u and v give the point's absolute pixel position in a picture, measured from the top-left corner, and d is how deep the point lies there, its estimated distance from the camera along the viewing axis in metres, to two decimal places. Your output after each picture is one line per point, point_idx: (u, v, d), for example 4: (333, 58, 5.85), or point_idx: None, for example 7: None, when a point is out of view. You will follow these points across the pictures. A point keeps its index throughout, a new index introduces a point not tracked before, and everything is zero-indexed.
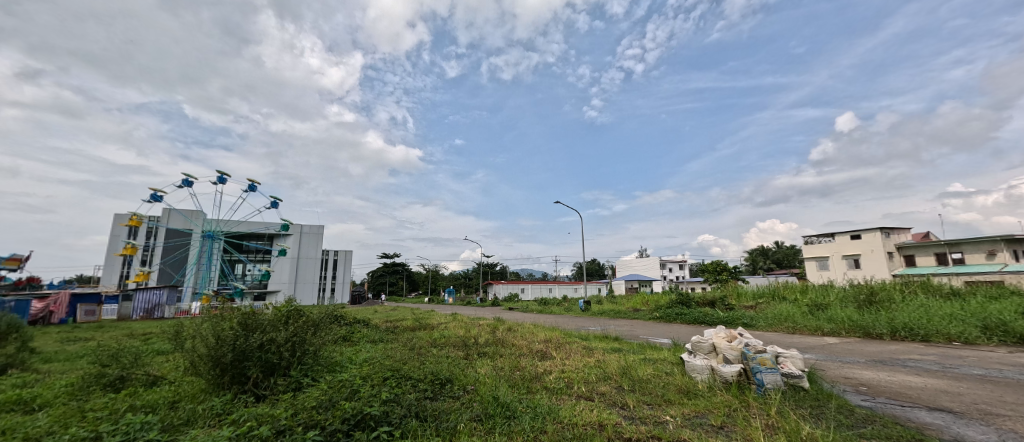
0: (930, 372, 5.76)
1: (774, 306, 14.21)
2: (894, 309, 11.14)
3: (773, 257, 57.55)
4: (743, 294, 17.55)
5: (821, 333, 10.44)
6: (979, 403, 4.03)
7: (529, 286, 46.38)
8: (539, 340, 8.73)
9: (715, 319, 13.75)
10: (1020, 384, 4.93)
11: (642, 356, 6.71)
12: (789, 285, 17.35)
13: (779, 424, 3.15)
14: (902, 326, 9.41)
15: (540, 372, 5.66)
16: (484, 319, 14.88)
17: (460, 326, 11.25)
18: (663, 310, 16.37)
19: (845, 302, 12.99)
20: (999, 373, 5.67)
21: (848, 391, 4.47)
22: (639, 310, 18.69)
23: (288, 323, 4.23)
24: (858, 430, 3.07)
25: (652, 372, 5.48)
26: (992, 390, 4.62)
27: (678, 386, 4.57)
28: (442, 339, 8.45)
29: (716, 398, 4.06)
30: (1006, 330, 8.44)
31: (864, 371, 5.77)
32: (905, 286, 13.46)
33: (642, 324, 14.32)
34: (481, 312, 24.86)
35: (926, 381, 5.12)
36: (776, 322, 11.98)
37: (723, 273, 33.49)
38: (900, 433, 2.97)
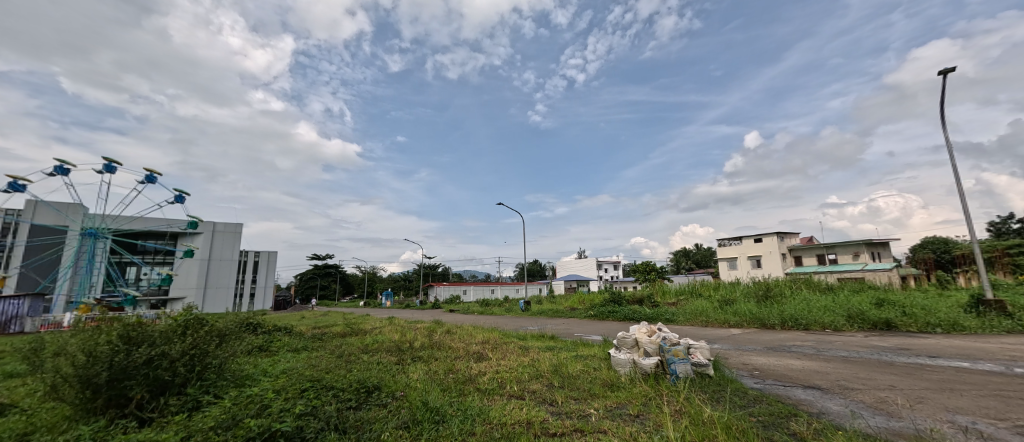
0: (808, 356, 6.77)
1: (692, 302, 15.69)
2: (785, 303, 12.93)
3: (693, 258, 63.59)
4: (667, 292, 19.12)
5: (728, 326, 11.75)
6: (840, 380, 4.82)
7: (470, 287, 46.07)
8: (476, 341, 8.73)
9: (642, 315, 14.81)
10: (870, 363, 6.00)
11: (574, 353, 7.02)
12: (705, 283, 19.26)
13: (686, 410, 3.48)
14: (790, 317, 10.93)
15: (474, 374, 5.66)
16: (423, 322, 14.46)
17: (397, 330, 10.83)
18: (597, 308, 17.27)
19: (748, 297, 14.78)
20: (857, 354, 6.84)
21: (744, 376, 5.08)
22: (575, 309, 19.51)
23: (185, 334, 3.76)
24: (749, 409, 3.50)
25: (581, 368, 5.75)
26: (851, 368, 5.56)
27: (603, 380, 4.85)
28: (375, 344, 8.07)
29: (635, 389, 4.37)
30: (863, 318, 10.21)
31: (759, 358, 6.60)
32: (793, 282, 15.69)
33: (577, 322, 14.99)
34: (420, 315, 24.18)
35: (804, 364, 6.02)
36: (692, 317, 13.26)
37: (651, 273, 36.21)
38: (780, 409, 3.44)
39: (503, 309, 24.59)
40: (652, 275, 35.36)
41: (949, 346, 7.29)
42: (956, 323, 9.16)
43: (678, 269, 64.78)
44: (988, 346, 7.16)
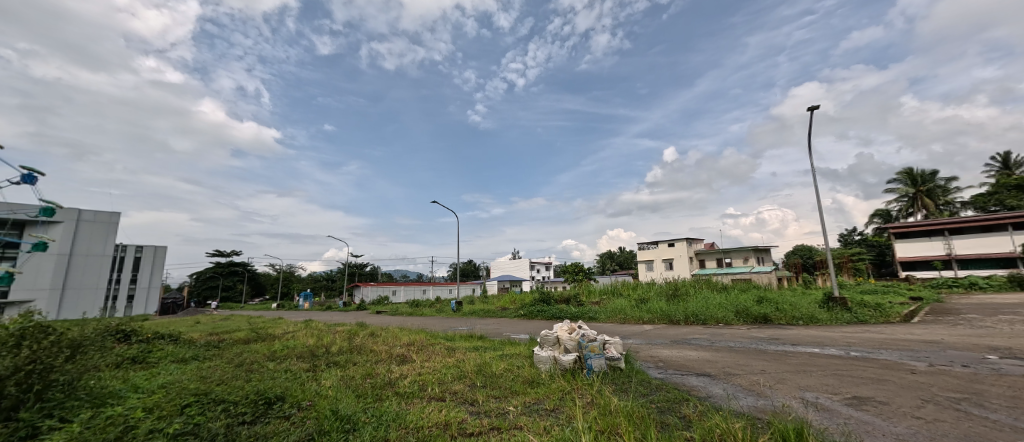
0: (703, 348, 7.68)
1: (614, 301, 16.83)
2: (689, 300, 14.51)
3: (617, 260, 68.29)
4: (592, 291, 20.30)
5: (643, 323, 12.82)
6: (726, 367, 5.54)
7: (400, 287, 44.24)
8: (401, 343, 8.39)
9: (569, 314, 15.50)
10: (750, 351, 7.00)
11: (500, 352, 7.10)
12: (625, 283, 20.81)
13: (596, 401, 3.71)
14: (693, 313, 12.29)
15: (394, 377, 5.43)
16: (345, 325, 13.51)
17: (313, 334, 9.95)
18: (527, 308, 17.69)
19: (660, 296, 16.30)
20: (741, 344, 7.94)
21: (649, 367, 5.59)
22: (506, 309, 19.79)
23: (19, 346, 3.07)
24: (651, 397, 3.84)
25: (505, 367, 5.84)
26: (735, 357, 6.42)
27: (525, 377, 4.98)
28: (284, 351, 7.32)
29: (553, 385, 4.55)
30: (747, 313, 11.89)
31: (665, 351, 7.33)
32: (697, 283, 17.65)
33: (507, 322, 15.20)
34: (342, 317, 22.57)
35: (699, 354, 6.82)
36: (613, 314, 14.23)
37: (579, 273, 38.17)
38: (674, 395, 3.84)
39: (433, 309, 24.03)
40: (579, 276, 37.31)
41: (808, 335, 8.81)
42: (813, 316, 11.11)
43: (603, 270, 69.32)
44: (833, 335, 8.81)
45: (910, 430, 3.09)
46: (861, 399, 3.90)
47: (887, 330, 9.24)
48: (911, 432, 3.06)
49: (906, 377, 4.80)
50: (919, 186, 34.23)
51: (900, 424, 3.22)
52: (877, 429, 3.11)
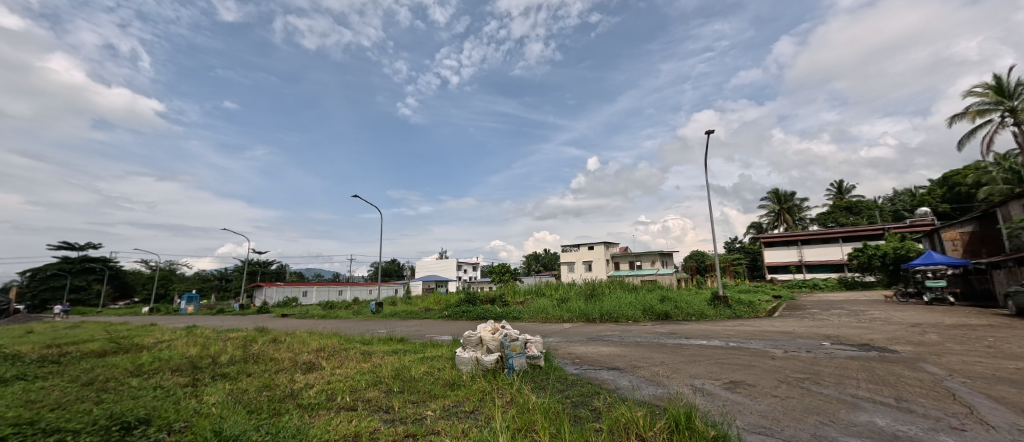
0: (615, 343, 8.28)
1: (537, 301, 17.33)
2: (604, 300, 15.58)
3: (542, 261, 70.83)
4: (516, 291, 20.69)
5: (562, 321, 13.41)
6: (633, 360, 6.00)
7: (312, 288, 40.53)
8: (309, 349, 7.64)
9: (493, 314, 15.58)
10: (653, 344, 7.71)
11: (421, 355, 6.84)
12: (549, 284, 21.61)
13: (515, 400, 3.73)
14: (607, 311, 13.16)
15: (297, 387, 4.89)
16: (240, 331, 11.90)
17: (197, 343, 8.55)
18: (452, 309, 17.37)
19: (579, 295, 17.23)
20: (645, 339, 8.73)
21: (566, 364, 5.83)
22: (430, 310, 19.25)
23: None
24: (565, 392, 3.97)
25: (425, 370, 5.62)
26: (641, 350, 7.00)
27: (444, 380, 4.82)
28: (156, 364, 6.16)
29: (473, 386, 4.48)
30: (652, 311, 13.13)
31: (581, 347, 7.73)
32: (612, 283, 19.03)
33: (430, 323, 14.75)
34: (238, 322, 19.87)
35: (611, 350, 7.32)
36: (535, 314, 14.66)
37: (505, 274, 38.75)
38: (588, 389, 4.03)
39: (349, 312, 22.38)
40: (505, 276, 37.89)
41: (700, 330, 9.97)
42: (704, 313, 12.68)
43: (529, 271, 71.40)
44: (719, 328, 10.11)
45: (771, 407, 3.62)
46: (736, 383, 4.51)
47: (759, 324, 10.88)
48: (771, 408, 3.58)
49: (770, 362, 5.68)
50: (783, 204, 41.24)
51: (765, 403, 3.75)
52: (748, 408, 3.59)
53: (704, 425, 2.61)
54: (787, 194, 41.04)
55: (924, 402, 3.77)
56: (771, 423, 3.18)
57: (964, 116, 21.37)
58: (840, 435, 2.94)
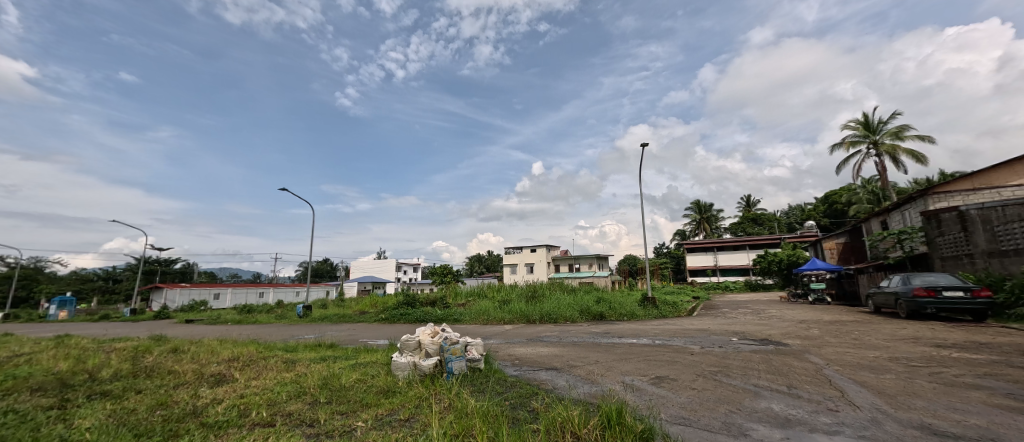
0: (553, 343, 8.47)
1: (478, 303, 17.24)
2: (545, 301, 15.92)
3: (485, 262, 70.86)
4: (458, 293, 20.41)
5: (503, 323, 13.43)
6: (570, 359, 6.15)
7: (227, 290, 36.37)
8: (219, 359, 6.77)
9: (433, 317, 15.19)
10: (588, 344, 8.00)
11: (353, 361, 6.40)
12: (491, 285, 21.60)
13: (453, 405, 3.61)
14: (546, 313, 13.46)
15: (200, 405, 4.26)
16: (131, 340, 10.23)
17: (73, 356, 7.18)
18: (389, 311, 16.61)
19: (521, 297, 17.46)
20: (581, 339, 9.03)
21: (506, 366, 5.80)
22: (365, 313, 18.25)
23: None
24: (504, 395, 3.92)
25: (356, 378, 5.23)
26: (577, 350, 7.21)
27: (378, 387, 4.52)
28: (9, 384, 5.03)
29: (411, 392, 4.27)
30: (588, 311, 13.67)
31: (520, 348, 7.77)
32: (552, 285, 19.53)
33: (365, 327, 13.95)
34: (131, 330, 17.10)
35: (550, 350, 7.46)
36: (476, 316, 14.52)
37: (446, 275, 38.10)
38: (527, 390, 4.02)
39: (272, 316, 20.45)
40: (447, 278, 37.26)
41: (631, 329, 10.58)
42: (634, 313, 13.49)
43: (471, 273, 71.07)
44: (647, 327, 10.81)
45: (690, 399, 3.89)
46: (660, 378, 4.80)
47: (681, 322, 11.83)
48: (690, 400, 3.85)
49: (689, 358, 6.16)
50: (703, 214, 45.57)
51: (686, 396, 4.02)
52: (671, 401, 3.82)
53: (634, 420, 2.70)
54: (707, 205, 45.43)
55: (809, 387, 4.31)
56: (689, 413, 3.41)
57: (841, 145, 25.29)
58: (745, 421, 3.23)
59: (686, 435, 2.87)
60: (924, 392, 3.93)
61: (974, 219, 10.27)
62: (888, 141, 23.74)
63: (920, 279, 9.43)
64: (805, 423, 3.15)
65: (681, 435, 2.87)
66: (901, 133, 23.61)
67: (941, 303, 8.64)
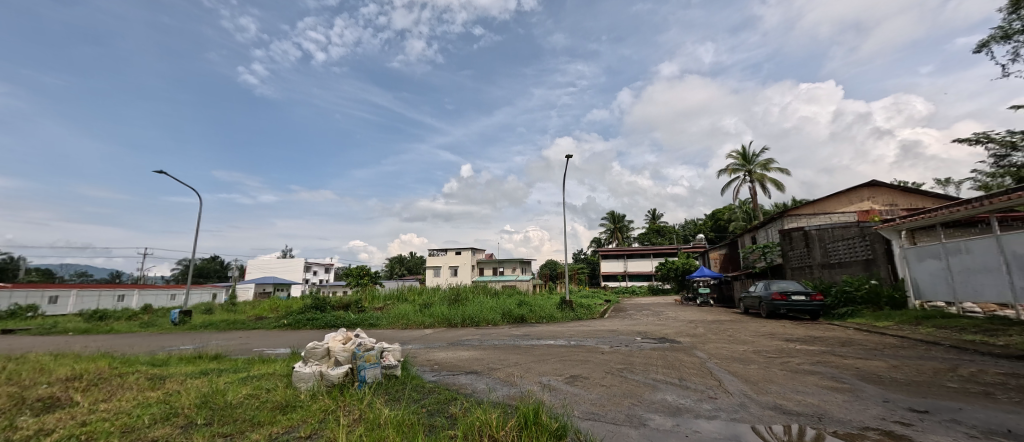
0: (473, 347, 8.50)
1: (397, 306, 16.52)
2: (467, 304, 15.86)
3: (407, 264, 68.28)
4: (375, 297, 19.31)
5: (424, 327, 13.05)
6: (490, 363, 6.22)
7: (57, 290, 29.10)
8: (53, 379, 5.47)
9: (346, 322, 14.13)
10: (508, 347, 8.18)
11: (243, 374, 5.62)
12: (411, 288, 20.87)
13: (363, 416, 3.39)
14: (468, 316, 13.42)
15: (14, 440, 3.38)
16: None
17: None
18: (292, 316, 15.05)
19: (443, 301, 17.15)
20: (501, 342, 9.20)
21: (425, 371, 5.64)
22: (264, 318, 16.29)
23: None
24: (421, 401, 3.79)
25: (245, 394, 4.58)
26: (497, 353, 7.33)
27: (273, 403, 4.01)
28: None
29: (313, 406, 3.82)
30: (509, 315, 13.95)
31: (440, 353, 7.62)
32: (475, 288, 19.53)
33: (262, 335, 12.46)
34: None
35: (470, 354, 7.46)
36: (394, 320, 13.89)
37: (363, 277, 35.81)
38: (445, 396, 3.96)
39: (138, 323, 17.13)
40: (363, 280, 35.03)
41: (548, 331, 11.07)
42: (552, 316, 14.14)
43: (391, 275, 67.90)
44: (563, 329, 11.40)
45: (599, 395, 4.21)
46: (573, 377, 5.12)
47: (594, 324, 12.71)
48: (599, 396, 4.16)
49: (600, 357, 6.64)
50: (617, 224, 49.58)
51: (595, 392, 4.34)
52: (582, 398, 4.09)
53: (549, 418, 2.83)
54: (620, 216, 49.51)
55: (695, 379, 4.95)
56: (598, 408, 3.68)
57: (726, 171, 29.55)
58: (644, 412, 3.59)
59: (595, 429, 3.08)
60: (777, 378, 4.78)
61: (813, 238, 12.70)
62: (760, 170, 28.39)
63: (777, 285, 11.39)
64: (691, 410, 3.61)
65: (591, 429, 3.07)
66: (769, 165, 28.45)
67: (791, 305, 10.57)
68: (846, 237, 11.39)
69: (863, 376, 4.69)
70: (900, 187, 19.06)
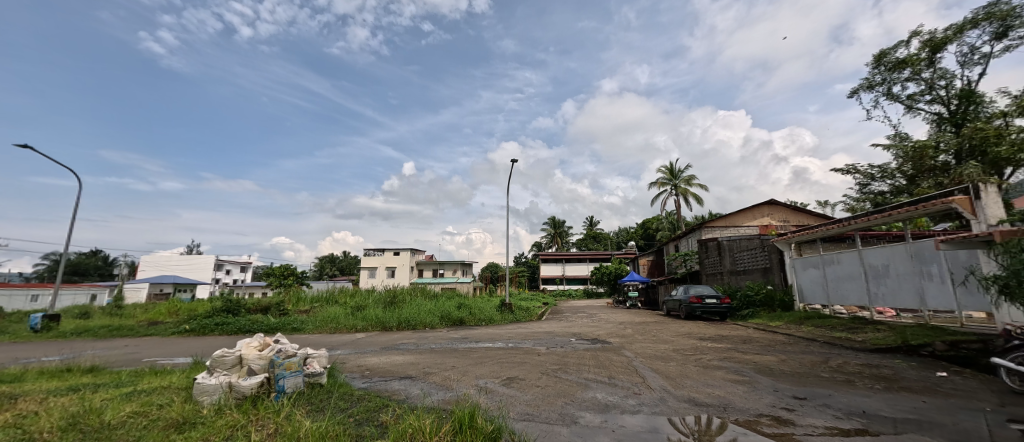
0: (408, 351, 8.23)
1: (326, 309, 15.43)
2: (404, 307, 15.33)
3: (338, 265, 64.20)
4: (300, 299, 17.84)
5: (355, 331, 12.35)
6: (427, 367, 6.06)
7: None
8: None
9: (264, 327, 12.87)
10: (444, 351, 8.04)
11: (125, 390, 4.69)
12: (343, 290, 19.65)
13: (280, 429, 3.05)
14: (404, 319, 12.98)
15: None
16: None
17: None
18: (195, 321, 13.32)
19: (377, 303, 16.39)
20: (438, 345, 9.03)
21: (354, 378, 5.34)
22: (160, 323, 14.25)
23: None
24: (348, 410, 3.57)
25: (127, 413, 3.52)
26: (433, 357, 7.16)
27: (164, 421, 3.20)
28: None
29: (218, 421, 3.18)
30: (447, 317, 13.72)
31: (372, 358, 7.28)
32: (413, 290, 18.94)
33: (159, 342, 10.88)
34: None
35: (405, 358, 7.21)
36: (321, 324, 12.96)
37: (287, 277, 32.94)
38: (376, 404, 3.78)
39: None
40: (288, 280, 32.21)
41: (486, 333, 11.10)
42: (491, 318, 14.20)
43: (320, 276, 63.27)
44: (502, 331, 11.51)
45: (534, 396, 4.33)
46: (510, 379, 5.19)
47: (532, 326, 13.00)
48: (534, 397, 4.27)
49: (536, 358, 6.81)
50: (557, 229, 51.29)
51: (530, 393, 4.46)
52: (517, 399, 4.18)
53: (484, 422, 2.85)
54: (560, 222, 51.29)
55: (622, 377, 5.29)
56: (533, 409, 3.79)
57: (655, 184, 32.04)
58: (576, 410, 3.77)
59: (529, 429, 3.17)
60: (692, 373, 5.30)
61: (725, 248, 14.22)
62: (684, 185, 31.21)
63: (694, 289, 12.58)
64: (619, 407, 3.87)
65: (526, 430, 3.16)
66: (692, 180, 31.41)
67: (705, 308, 11.77)
68: (750, 247, 12.94)
69: (759, 370, 5.38)
70: (793, 206, 22.15)
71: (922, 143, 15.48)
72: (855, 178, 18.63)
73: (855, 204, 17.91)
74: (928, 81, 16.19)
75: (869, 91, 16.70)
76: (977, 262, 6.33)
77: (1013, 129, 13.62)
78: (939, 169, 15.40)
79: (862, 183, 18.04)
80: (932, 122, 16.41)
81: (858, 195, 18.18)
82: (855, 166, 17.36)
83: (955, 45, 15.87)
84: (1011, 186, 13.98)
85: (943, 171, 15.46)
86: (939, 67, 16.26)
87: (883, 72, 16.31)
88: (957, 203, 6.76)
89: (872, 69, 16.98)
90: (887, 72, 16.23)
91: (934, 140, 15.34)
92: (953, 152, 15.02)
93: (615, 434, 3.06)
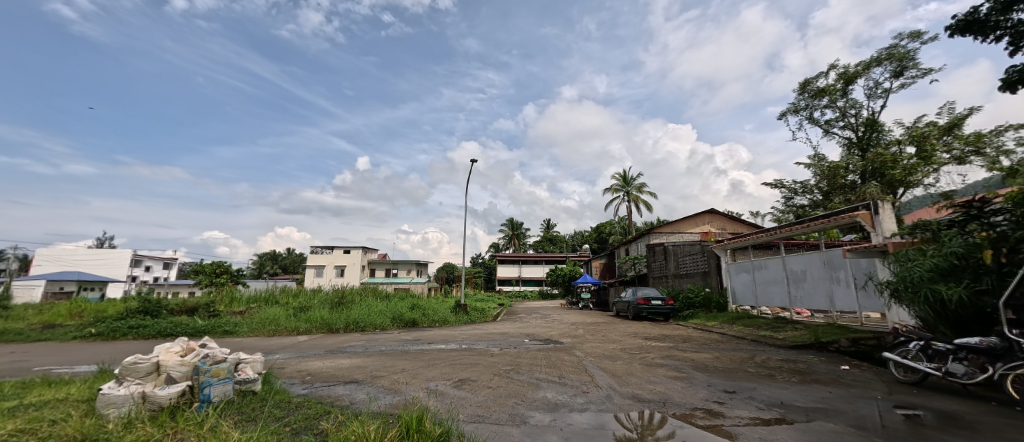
0: (355, 354, 7.88)
1: (264, 310, 14.33)
2: (352, 308, 14.66)
3: (281, 262, 60.03)
4: (235, 300, 16.40)
5: (296, 333, 11.60)
6: (374, 371, 5.83)
7: None
8: None
9: (189, 330, 11.67)
10: (394, 353, 7.78)
11: (9, 405, 4.04)
12: (285, 289, 18.41)
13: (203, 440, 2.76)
14: (352, 321, 12.40)
15: None
16: None
17: None
18: (106, 324, 11.81)
19: (323, 304, 15.50)
20: (388, 347, 8.74)
21: (293, 384, 4.99)
22: (61, 326, 12.47)
23: None
24: (284, 418, 3.32)
25: (8, 432, 3.02)
26: (382, 360, 6.90)
27: (59, 438, 2.79)
28: None
29: (127, 435, 2.81)
30: (399, 319, 13.30)
31: (315, 363, 6.88)
32: (364, 291, 18.17)
33: (58, 348, 9.51)
34: None
35: (351, 362, 6.88)
36: (258, 327, 12.02)
37: (220, 276, 30.22)
38: (316, 411, 3.55)
39: None
40: (221, 279, 29.50)
41: (439, 335, 10.91)
42: (445, 319, 13.98)
43: (259, 274, 58.69)
44: (455, 333, 11.37)
45: (485, 397, 4.31)
46: (461, 380, 5.13)
47: (486, 327, 12.96)
48: (485, 399, 4.25)
49: (489, 359, 6.80)
50: (514, 230, 51.71)
51: (481, 395, 4.43)
52: (468, 401, 4.13)
53: (432, 425, 2.78)
54: (517, 223, 51.79)
55: (572, 376, 5.43)
56: (483, 411, 3.77)
57: (609, 190, 33.31)
58: (526, 410, 3.81)
59: (479, 431, 3.15)
60: (636, 371, 5.56)
61: (670, 252, 15.10)
62: (635, 192, 32.76)
63: (641, 291, 13.23)
64: (567, 406, 3.96)
65: (475, 432, 3.13)
66: (643, 188, 33.03)
67: (651, 309, 12.43)
68: (692, 252, 13.86)
69: (696, 366, 5.77)
70: (730, 216, 24.05)
71: (836, 163, 17.48)
72: (781, 192, 20.60)
73: (781, 216, 19.81)
74: (842, 109, 18.32)
75: (794, 114, 18.57)
76: (874, 269, 7.23)
77: (905, 155, 15.80)
78: (848, 187, 17.47)
79: (787, 197, 19.99)
80: (844, 146, 18.58)
81: (784, 208, 20.14)
82: (781, 181, 19.21)
83: (863, 79, 18.09)
84: (903, 204, 16.18)
85: (851, 189, 17.56)
86: (851, 97, 18.44)
87: (806, 99, 18.22)
88: (860, 217, 7.72)
89: (797, 95, 18.90)
90: (809, 99, 18.15)
91: (845, 162, 17.40)
92: (860, 173, 17.12)
93: (563, 432, 3.13)
